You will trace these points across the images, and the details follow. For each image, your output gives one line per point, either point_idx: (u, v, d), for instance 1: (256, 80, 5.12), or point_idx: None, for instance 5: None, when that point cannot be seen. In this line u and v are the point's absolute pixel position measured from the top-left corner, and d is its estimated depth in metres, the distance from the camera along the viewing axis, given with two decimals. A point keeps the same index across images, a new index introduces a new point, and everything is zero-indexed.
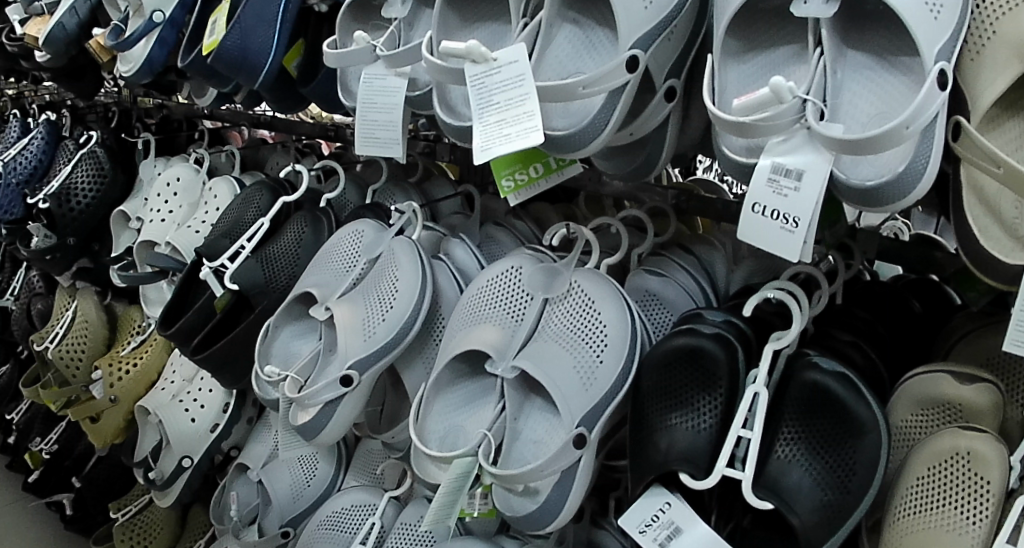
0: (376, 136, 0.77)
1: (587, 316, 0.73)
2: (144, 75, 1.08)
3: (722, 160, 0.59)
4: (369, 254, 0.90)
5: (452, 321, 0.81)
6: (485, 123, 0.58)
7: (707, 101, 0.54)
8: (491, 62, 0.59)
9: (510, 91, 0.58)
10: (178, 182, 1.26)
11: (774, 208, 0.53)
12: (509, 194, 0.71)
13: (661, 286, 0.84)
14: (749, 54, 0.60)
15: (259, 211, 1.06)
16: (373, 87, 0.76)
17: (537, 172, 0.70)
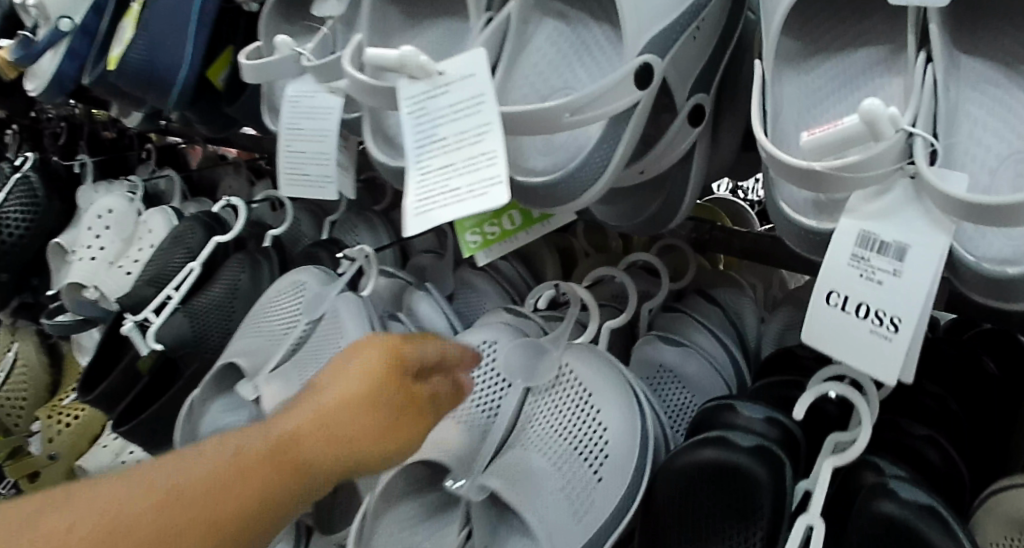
0: (303, 172, 0.58)
1: (580, 413, 0.55)
2: (56, 93, 0.91)
3: (778, 222, 0.41)
4: (310, 313, 0.71)
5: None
6: (424, 169, 0.38)
7: (759, 134, 0.36)
8: (435, 78, 0.40)
9: (460, 121, 0.38)
10: (110, 215, 1.07)
11: (864, 303, 0.35)
12: (475, 253, 0.53)
13: (678, 358, 0.65)
14: (810, 60, 0.42)
15: (190, 254, 0.87)
16: (300, 107, 0.58)
17: (514, 224, 0.51)
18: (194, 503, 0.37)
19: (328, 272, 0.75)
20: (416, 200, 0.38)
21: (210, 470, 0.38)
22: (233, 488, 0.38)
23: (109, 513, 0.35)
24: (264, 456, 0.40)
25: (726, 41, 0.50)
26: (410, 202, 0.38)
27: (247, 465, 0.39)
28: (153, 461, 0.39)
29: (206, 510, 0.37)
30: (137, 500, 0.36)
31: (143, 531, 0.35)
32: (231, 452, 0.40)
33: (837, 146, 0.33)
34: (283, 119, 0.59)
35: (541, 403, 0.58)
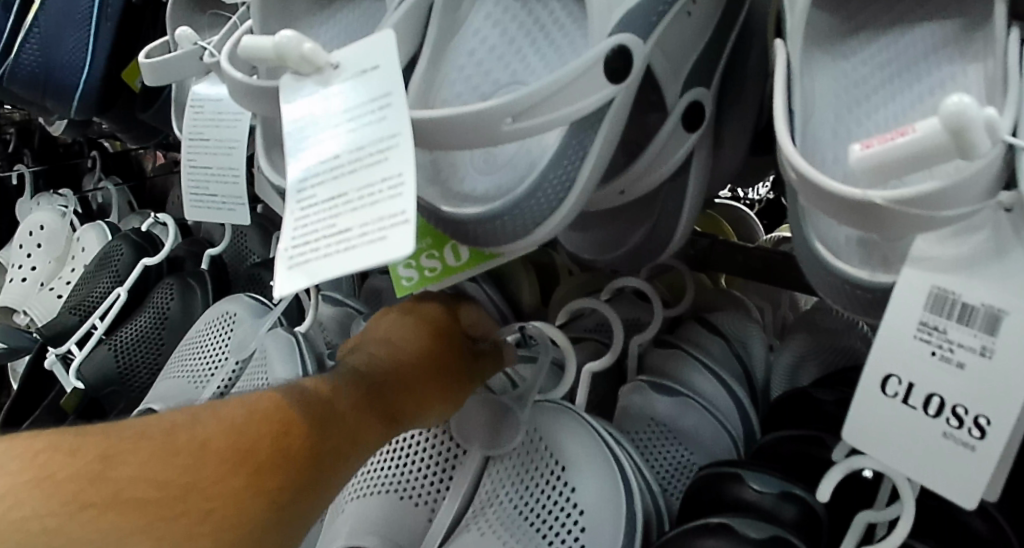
0: (209, 191, 0.48)
1: (551, 491, 0.45)
2: None
3: (804, 258, 0.32)
4: (240, 351, 0.61)
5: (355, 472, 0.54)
6: (306, 201, 0.27)
7: (788, 146, 0.26)
8: (327, 74, 0.29)
9: (361, 129, 0.27)
10: (41, 231, 0.96)
11: (936, 395, 0.25)
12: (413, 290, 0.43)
13: (673, 408, 0.54)
14: (846, 45, 0.36)
15: (116, 278, 0.78)
16: (202, 115, 0.48)
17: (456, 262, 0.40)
18: (287, 419, 0.32)
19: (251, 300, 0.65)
20: (290, 246, 0.26)
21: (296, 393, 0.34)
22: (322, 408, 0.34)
23: (197, 429, 0.29)
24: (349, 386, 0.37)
25: (730, 20, 0.39)
26: (283, 247, 0.26)
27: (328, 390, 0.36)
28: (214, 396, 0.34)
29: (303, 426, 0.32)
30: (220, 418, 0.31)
31: (239, 444, 0.30)
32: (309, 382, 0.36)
33: (904, 169, 0.22)
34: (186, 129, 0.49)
35: (501, 471, 0.48)
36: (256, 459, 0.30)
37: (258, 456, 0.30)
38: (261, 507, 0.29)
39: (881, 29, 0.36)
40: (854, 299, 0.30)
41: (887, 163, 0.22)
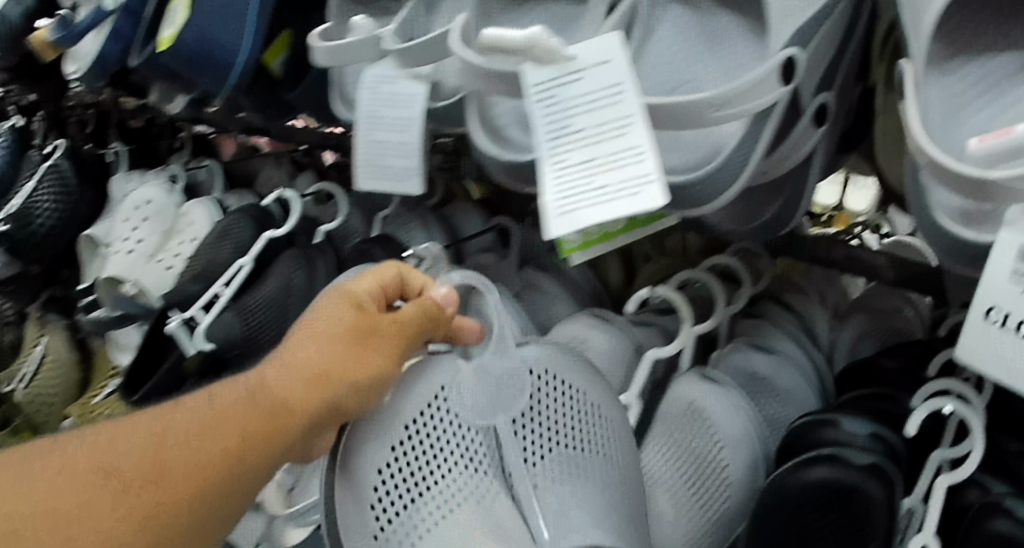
0: (385, 166, 0.52)
1: (578, 412, 0.48)
2: (98, 75, 0.89)
3: (925, 227, 0.40)
4: None
5: (389, 525, 0.44)
6: (560, 166, 0.37)
7: (918, 131, 0.34)
8: (566, 64, 0.38)
9: (598, 112, 0.37)
10: (149, 205, 1.04)
11: None
12: (575, 252, 0.48)
13: (771, 367, 0.61)
14: (957, 62, 0.43)
15: (237, 249, 0.85)
16: (379, 94, 0.52)
17: (619, 226, 0.46)
18: (170, 507, 0.40)
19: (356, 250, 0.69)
20: (557, 201, 0.36)
21: (196, 466, 0.40)
22: (205, 492, 0.40)
23: (94, 518, 0.38)
24: (250, 448, 0.41)
25: (848, 35, 0.46)
26: (551, 203, 0.36)
27: (225, 459, 0.41)
28: (131, 440, 0.41)
29: (178, 514, 0.40)
30: (115, 506, 0.39)
31: (119, 541, 0.38)
32: (214, 444, 0.41)
33: (1006, 159, 0.32)
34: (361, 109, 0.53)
35: (535, 431, 0.47)
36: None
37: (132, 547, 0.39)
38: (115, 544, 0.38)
39: (973, 55, 0.43)
40: (957, 252, 0.38)
41: (996, 154, 0.32)
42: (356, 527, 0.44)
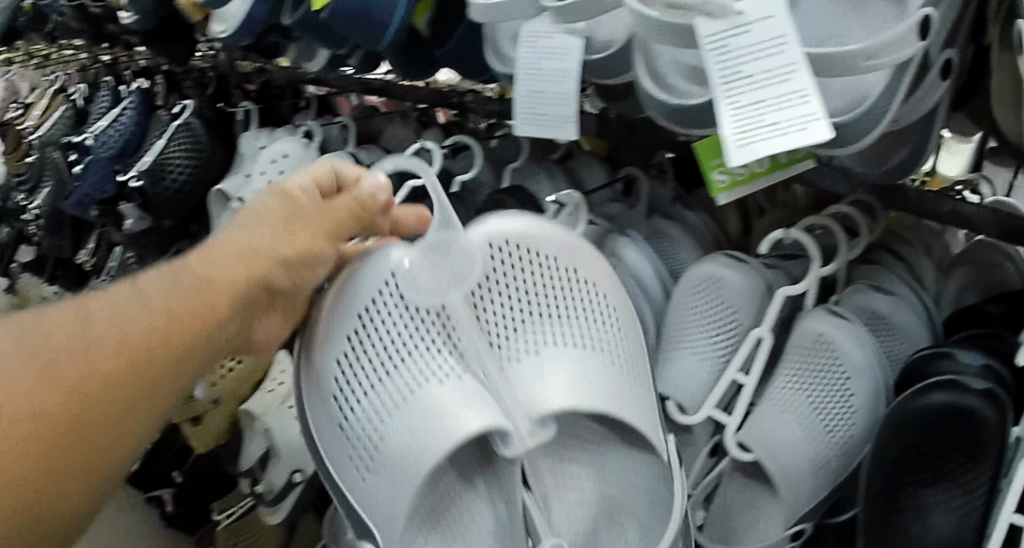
0: (541, 112, 0.52)
1: (543, 281, 0.52)
2: (244, 35, 0.97)
3: None
4: None
5: (360, 413, 0.49)
6: (735, 104, 0.43)
7: None
8: (736, 17, 0.43)
9: (765, 59, 0.42)
10: (287, 159, 1.15)
11: None
12: (722, 192, 0.52)
13: (889, 305, 0.63)
14: None
15: None
16: (536, 47, 0.52)
17: (763, 168, 0.50)
18: (100, 376, 0.39)
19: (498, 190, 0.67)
20: (736, 134, 0.43)
21: (117, 339, 0.41)
22: (138, 363, 0.41)
23: (17, 389, 0.37)
24: (181, 319, 0.44)
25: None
26: (730, 136, 0.43)
27: (155, 331, 0.42)
28: (43, 326, 0.40)
29: (113, 386, 0.40)
30: (41, 377, 0.38)
31: (48, 413, 0.37)
32: (143, 316, 0.42)
33: None
34: (519, 59, 0.54)
35: (494, 313, 0.52)
36: (65, 422, 0.38)
37: (70, 419, 0.38)
38: (64, 423, 0.38)
39: None
40: None
41: None
42: (331, 410, 0.50)
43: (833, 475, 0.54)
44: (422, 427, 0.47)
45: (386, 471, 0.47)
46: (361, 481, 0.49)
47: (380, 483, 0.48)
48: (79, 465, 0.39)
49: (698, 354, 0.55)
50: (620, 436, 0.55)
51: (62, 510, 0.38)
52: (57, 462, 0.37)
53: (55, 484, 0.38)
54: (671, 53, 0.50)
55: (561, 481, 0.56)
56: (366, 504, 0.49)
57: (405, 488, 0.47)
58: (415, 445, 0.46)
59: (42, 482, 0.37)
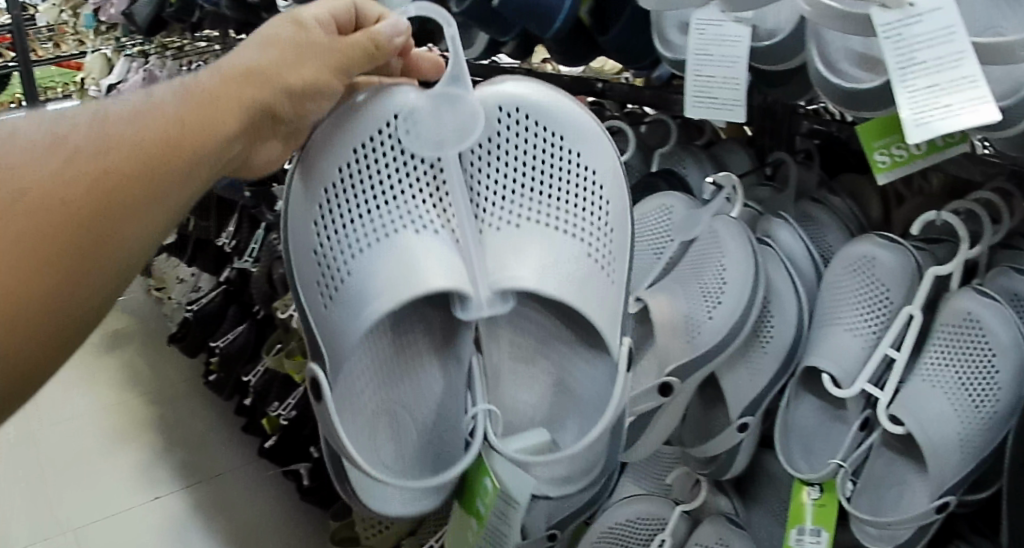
0: (711, 96, 0.55)
1: (546, 156, 0.49)
2: None
3: None
4: (686, 229, 0.60)
5: (331, 243, 0.46)
6: (910, 87, 0.45)
7: None
8: (909, 9, 0.45)
9: (937, 47, 0.45)
10: None
11: None
12: (882, 172, 0.55)
13: None
14: None
15: None
16: (706, 36, 0.55)
17: (922, 151, 0.53)
18: (118, 173, 0.34)
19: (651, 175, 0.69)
20: (913, 113, 0.45)
21: (134, 139, 0.35)
22: (154, 169, 0.35)
23: (28, 178, 0.32)
24: (192, 128, 0.38)
25: None
26: (908, 117, 0.45)
27: (167, 136, 0.36)
28: (64, 124, 0.35)
29: (129, 190, 0.34)
30: (53, 168, 0.33)
31: (53, 205, 0.32)
32: (152, 118, 0.37)
33: None
34: (686, 46, 0.57)
35: (486, 180, 0.49)
36: (71, 222, 0.33)
37: (77, 217, 0.33)
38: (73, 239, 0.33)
39: None
40: None
41: None
42: (304, 232, 0.47)
43: (977, 452, 0.54)
44: (392, 276, 0.43)
45: (344, 302, 0.45)
46: (318, 310, 0.46)
47: (331, 316, 0.45)
48: (76, 274, 0.33)
49: (852, 330, 0.57)
50: (573, 332, 0.53)
51: (57, 331, 0.33)
52: (52, 264, 0.32)
53: (47, 294, 0.32)
54: (840, 40, 0.52)
55: (514, 364, 0.54)
56: (314, 335, 0.46)
57: (357, 328, 0.44)
58: (371, 289, 0.43)
59: (36, 281, 0.31)
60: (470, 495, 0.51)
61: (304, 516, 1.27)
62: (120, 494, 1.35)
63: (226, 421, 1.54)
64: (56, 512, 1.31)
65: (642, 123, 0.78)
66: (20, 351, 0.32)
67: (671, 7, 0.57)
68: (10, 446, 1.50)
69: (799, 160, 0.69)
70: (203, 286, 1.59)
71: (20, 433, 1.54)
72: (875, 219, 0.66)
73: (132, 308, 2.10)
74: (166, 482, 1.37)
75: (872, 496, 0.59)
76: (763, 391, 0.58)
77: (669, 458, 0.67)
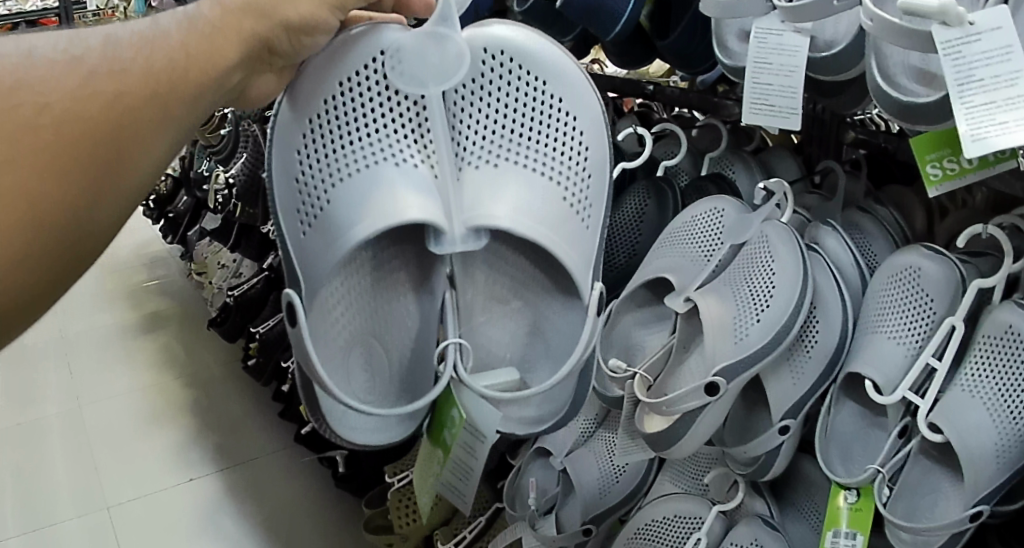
0: (769, 102, 0.56)
1: (530, 101, 0.49)
2: None
3: None
4: (737, 234, 0.61)
5: (312, 172, 0.46)
6: (967, 103, 0.44)
7: None
8: (969, 27, 0.43)
9: (998, 64, 0.43)
10: None
11: None
12: (933, 185, 0.53)
13: None
14: None
15: None
16: (766, 46, 0.56)
17: (973, 165, 0.51)
18: (128, 96, 0.37)
19: (701, 179, 0.71)
20: (971, 128, 0.43)
21: (144, 65, 0.38)
22: (163, 95, 0.38)
23: (42, 96, 0.34)
24: (196, 59, 0.40)
25: None
26: (966, 132, 0.44)
27: (174, 65, 0.39)
28: (74, 40, 0.37)
29: (139, 113, 0.37)
30: (68, 88, 0.35)
31: (71, 124, 0.35)
32: (161, 46, 0.39)
33: None
34: (746, 54, 0.58)
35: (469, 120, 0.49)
36: (85, 139, 0.35)
37: (92, 136, 0.35)
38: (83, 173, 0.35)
39: None
40: None
41: None
42: (284, 159, 0.47)
43: (1015, 462, 0.52)
44: (370, 209, 0.44)
45: (323, 230, 0.45)
46: (296, 238, 0.46)
47: (309, 243, 0.45)
48: (90, 192, 0.36)
49: (896, 338, 0.57)
50: (548, 275, 0.53)
51: (71, 245, 0.36)
52: (71, 180, 0.35)
53: (61, 210, 0.35)
54: (900, 55, 0.51)
55: (489, 302, 0.55)
56: (289, 261, 0.46)
57: (334, 254, 0.44)
58: (352, 220, 0.44)
59: (55, 194, 0.34)
60: (439, 423, 0.52)
61: (333, 505, 1.29)
62: (154, 473, 1.40)
63: (262, 406, 1.58)
64: (92, 488, 1.37)
65: (693, 127, 0.79)
66: (38, 261, 0.34)
67: (735, 14, 0.58)
68: (53, 421, 1.58)
69: (847, 169, 0.71)
70: (246, 272, 1.62)
71: (67, 409, 1.62)
72: (920, 230, 0.66)
73: (183, 291, 2.17)
74: (200, 463, 1.42)
75: (908, 503, 0.57)
76: (806, 395, 0.59)
77: (706, 460, 0.69)
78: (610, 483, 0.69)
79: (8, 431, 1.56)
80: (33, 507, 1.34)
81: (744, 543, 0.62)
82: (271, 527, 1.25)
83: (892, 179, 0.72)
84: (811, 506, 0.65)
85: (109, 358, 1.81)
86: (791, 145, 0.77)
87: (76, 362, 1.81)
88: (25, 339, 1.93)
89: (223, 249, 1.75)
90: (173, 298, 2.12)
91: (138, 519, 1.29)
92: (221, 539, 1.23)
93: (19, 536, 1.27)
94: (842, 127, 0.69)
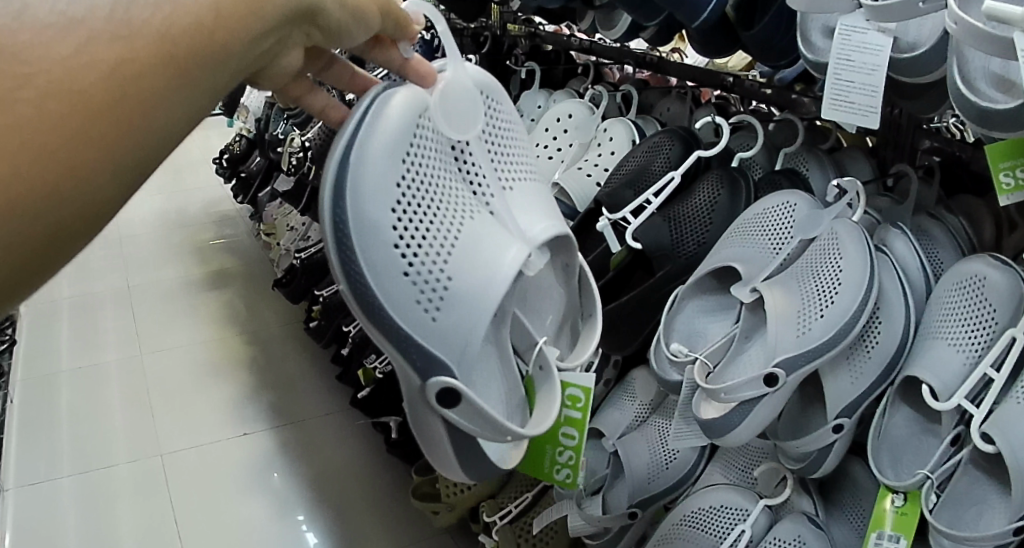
0: (848, 100, 0.57)
1: (503, 118, 0.50)
2: None
3: None
4: (807, 230, 0.62)
5: (415, 259, 0.42)
6: None
7: None
8: None
9: None
10: (569, 119, 0.93)
11: None
12: (1004, 194, 0.53)
13: None
14: None
15: None
16: (849, 44, 0.56)
17: None
18: (139, 66, 0.29)
19: (775, 173, 0.72)
20: None
21: (168, 22, 0.30)
22: (182, 64, 0.30)
23: (60, 51, 0.26)
24: (226, 23, 0.32)
25: None
26: None
27: (199, 31, 0.31)
28: None
29: (149, 86, 0.29)
30: (80, 51, 0.27)
31: (70, 98, 0.26)
32: (188, 7, 0.31)
33: None
34: (829, 50, 0.58)
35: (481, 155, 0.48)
36: (85, 119, 0.27)
37: (92, 114, 0.27)
38: (92, 150, 0.27)
39: None
40: None
41: None
42: (377, 259, 0.41)
43: None
44: (483, 266, 0.44)
45: (459, 306, 0.43)
46: (431, 333, 0.43)
47: (449, 332, 0.43)
48: (89, 176, 0.28)
49: (956, 345, 0.57)
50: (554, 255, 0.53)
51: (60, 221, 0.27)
52: (86, 151, 0.27)
53: (46, 200, 0.26)
54: (982, 60, 0.51)
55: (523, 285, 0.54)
56: (430, 359, 0.43)
57: (479, 327, 0.44)
58: (478, 288, 0.43)
59: (50, 179, 0.26)
60: (551, 430, 0.59)
61: (379, 472, 1.29)
62: (206, 425, 1.41)
63: (319, 370, 1.59)
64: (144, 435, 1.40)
65: (770, 122, 0.80)
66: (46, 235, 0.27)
67: (821, 10, 0.59)
68: (112, 367, 1.62)
69: (920, 175, 0.71)
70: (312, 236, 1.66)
71: (127, 356, 1.65)
72: (986, 242, 0.66)
73: (249, 248, 2.19)
74: (254, 419, 1.43)
75: (954, 512, 0.56)
76: (863, 394, 0.59)
77: (758, 456, 0.69)
78: (659, 469, 0.71)
79: (71, 373, 1.61)
80: (86, 448, 1.37)
81: (787, 539, 0.62)
82: (319, 488, 1.26)
83: (964, 189, 0.72)
84: (853, 509, 0.66)
85: (171, 309, 1.85)
86: (866, 147, 0.77)
87: (139, 310, 1.85)
88: (92, 286, 1.98)
89: (292, 211, 1.77)
90: (237, 258, 2.14)
91: (190, 468, 1.30)
92: (269, 495, 1.24)
93: (74, 476, 1.30)
94: (918, 133, 0.71)
